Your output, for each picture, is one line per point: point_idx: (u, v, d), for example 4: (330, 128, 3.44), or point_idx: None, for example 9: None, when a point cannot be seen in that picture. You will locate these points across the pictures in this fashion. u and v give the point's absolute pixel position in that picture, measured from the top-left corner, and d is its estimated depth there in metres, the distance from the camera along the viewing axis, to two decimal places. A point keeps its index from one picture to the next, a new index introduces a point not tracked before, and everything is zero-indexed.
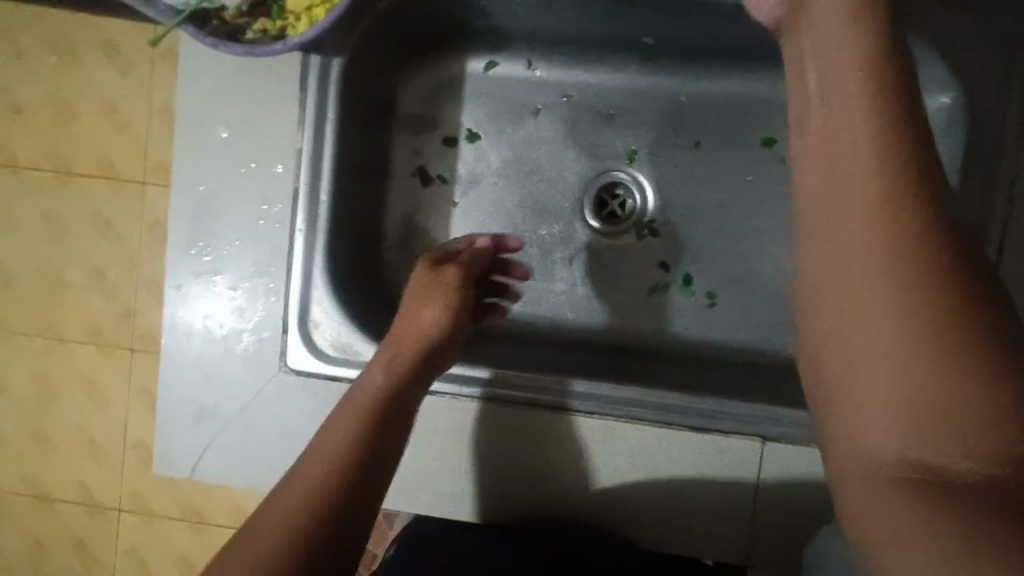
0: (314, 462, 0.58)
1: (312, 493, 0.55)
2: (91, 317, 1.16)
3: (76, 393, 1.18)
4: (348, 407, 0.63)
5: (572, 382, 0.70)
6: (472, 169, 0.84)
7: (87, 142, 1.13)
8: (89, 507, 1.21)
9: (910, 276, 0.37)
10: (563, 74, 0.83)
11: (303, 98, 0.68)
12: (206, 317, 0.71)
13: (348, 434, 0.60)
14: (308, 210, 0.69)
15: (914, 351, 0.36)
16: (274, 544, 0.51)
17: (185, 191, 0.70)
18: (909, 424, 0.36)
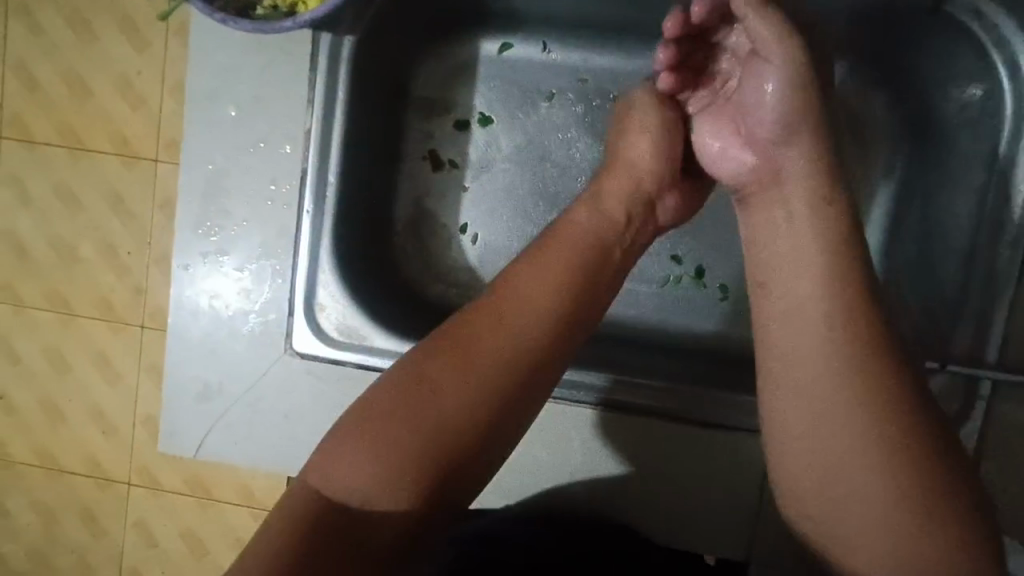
0: (464, 380, 0.54)
1: (454, 420, 0.53)
2: (103, 292, 1.16)
3: (87, 367, 1.18)
4: (496, 342, 0.56)
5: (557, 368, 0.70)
6: (483, 154, 0.82)
7: (101, 117, 1.12)
8: (98, 479, 1.23)
9: (862, 416, 0.48)
10: (578, 58, 0.81)
11: (313, 77, 0.67)
12: (212, 298, 0.71)
13: (482, 371, 0.55)
14: (316, 192, 0.68)
15: (873, 511, 0.47)
16: (411, 462, 0.52)
17: (194, 170, 0.69)
18: (861, 511, 0.48)
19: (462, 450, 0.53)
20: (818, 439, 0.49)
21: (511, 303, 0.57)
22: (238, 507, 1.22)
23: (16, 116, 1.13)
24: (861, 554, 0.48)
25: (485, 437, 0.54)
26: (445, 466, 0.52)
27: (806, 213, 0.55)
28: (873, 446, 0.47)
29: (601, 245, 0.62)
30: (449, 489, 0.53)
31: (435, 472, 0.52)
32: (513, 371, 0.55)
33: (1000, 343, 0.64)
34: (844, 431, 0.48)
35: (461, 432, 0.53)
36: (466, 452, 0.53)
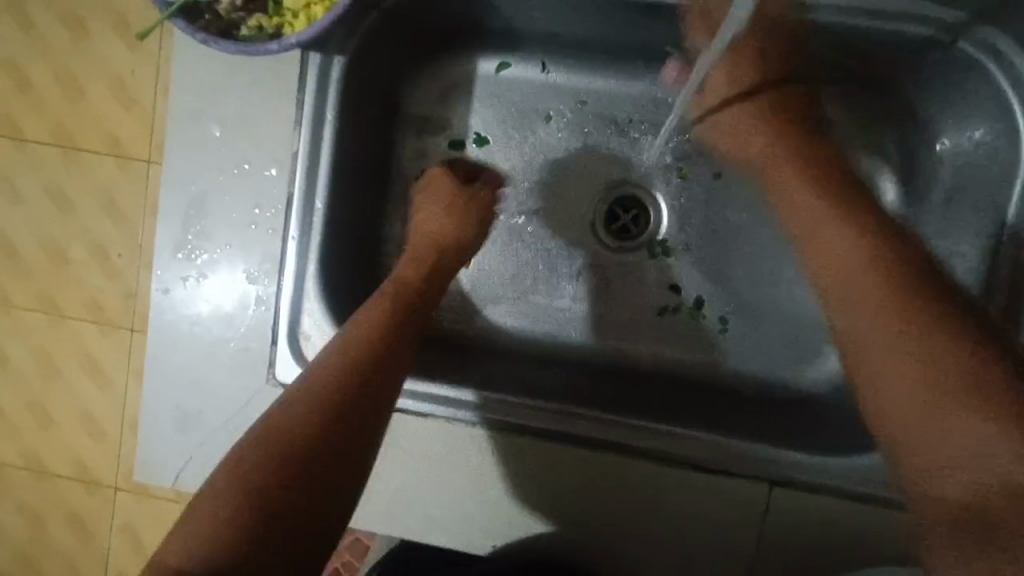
0: (308, 380, 0.59)
1: (304, 409, 0.57)
2: (91, 294, 1.14)
3: (75, 369, 1.16)
4: (320, 379, 0.59)
5: (542, 404, 0.68)
6: (479, 175, 0.80)
7: (93, 117, 1.10)
8: (85, 482, 1.20)
9: (901, 307, 0.52)
10: (579, 79, 0.78)
11: (301, 98, 0.64)
12: (193, 322, 0.68)
13: (313, 406, 0.57)
14: (302, 216, 0.66)
15: (946, 399, 0.48)
16: (269, 451, 0.55)
17: (176, 191, 0.67)
18: (936, 403, 0.48)
19: (318, 435, 0.56)
20: (869, 330, 0.53)
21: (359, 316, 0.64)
22: None
23: (5, 114, 1.10)
24: (932, 454, 0.48)
25: (336, 426, 0.57)
26: (297, 448, 0.55)
27: (809, 184, 0.62)
28: (909, 322, 0.51)
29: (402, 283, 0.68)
30: (316, 477, 0.55)
31: (287, 458, 0.54)
32: (354, 365, 0.60)
33: None
34: (886, 325, 0.52)
35: (296, 451, 0.55)
36: (317, 438, 0.56)
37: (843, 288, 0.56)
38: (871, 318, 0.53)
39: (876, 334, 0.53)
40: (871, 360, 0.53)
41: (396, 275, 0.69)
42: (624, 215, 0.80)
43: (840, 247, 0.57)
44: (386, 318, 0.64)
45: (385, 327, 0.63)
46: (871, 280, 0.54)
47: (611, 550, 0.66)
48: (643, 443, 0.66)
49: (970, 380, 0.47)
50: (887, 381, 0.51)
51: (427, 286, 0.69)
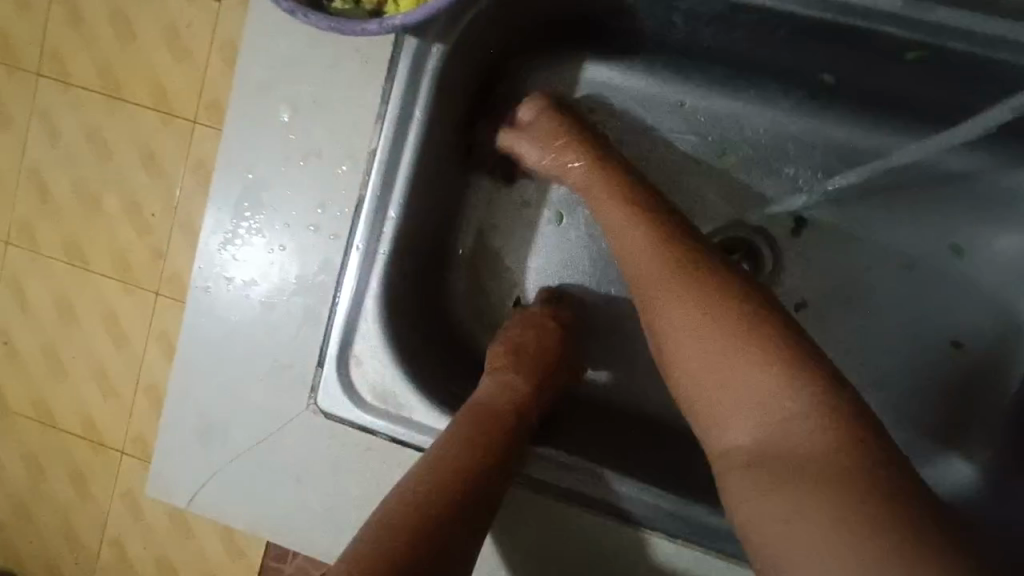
0: (429, 460, 0.50)
1: (433, 490, 0.48)
2: (120, 249, 1.06)
3: (96, 326, 1.09)
4: (461, 426, 0.53)
5: (623, 485, 0.57)
6: (568, 194, 0.70)
7: (144, 66, 1.01)
8: (92, 441, 1.12)
9: (711, 320, 0.46)
10: (699, 98, 0.67)
11: (388, 89, 0.55)
12: (233, 327, 0.59)
13: (459, 456, 0.50)
14: (372, 225, 0.56)
15: (763, 404, 0.42)
16: (395, 527, 0.45)
17: (230, 177, 0.58)
18: (765, 404, 0.42)
19: (452, 520, 0.47)
20: (694, 341, 0.46)
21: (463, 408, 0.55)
22: None
23: (55, 54, 1.03)
24: (755, 451, 0.42)
25: (465, 515, 0.48)
26: (434, 531, 0.46)
27: (628, 204, 0.55)
28: (766, 364, 0.43)
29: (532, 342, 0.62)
30: (446, 565, 0.45)
31: (423, 540, 0.45)
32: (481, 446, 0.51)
33: None
34: (690, 327, 0.46)
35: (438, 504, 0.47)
36: (458, 488, 0.49)
37: (676, 338, 0.47)
38: (695, 340, 0.46)
39: (687, 340, 0.46)
40: (724, 377, 0.44)
41: (499, 376, 0.58)
42: None
43: (638, 247, 0.52)
44: (500, 424, 0.54)
45: (499, 434, 0.53)
46: (701, 306, 0.46)
47: None
48: (737, 547, 0.54)
49: (778, 387, 0.42)
50: (729, 393, 0.43)
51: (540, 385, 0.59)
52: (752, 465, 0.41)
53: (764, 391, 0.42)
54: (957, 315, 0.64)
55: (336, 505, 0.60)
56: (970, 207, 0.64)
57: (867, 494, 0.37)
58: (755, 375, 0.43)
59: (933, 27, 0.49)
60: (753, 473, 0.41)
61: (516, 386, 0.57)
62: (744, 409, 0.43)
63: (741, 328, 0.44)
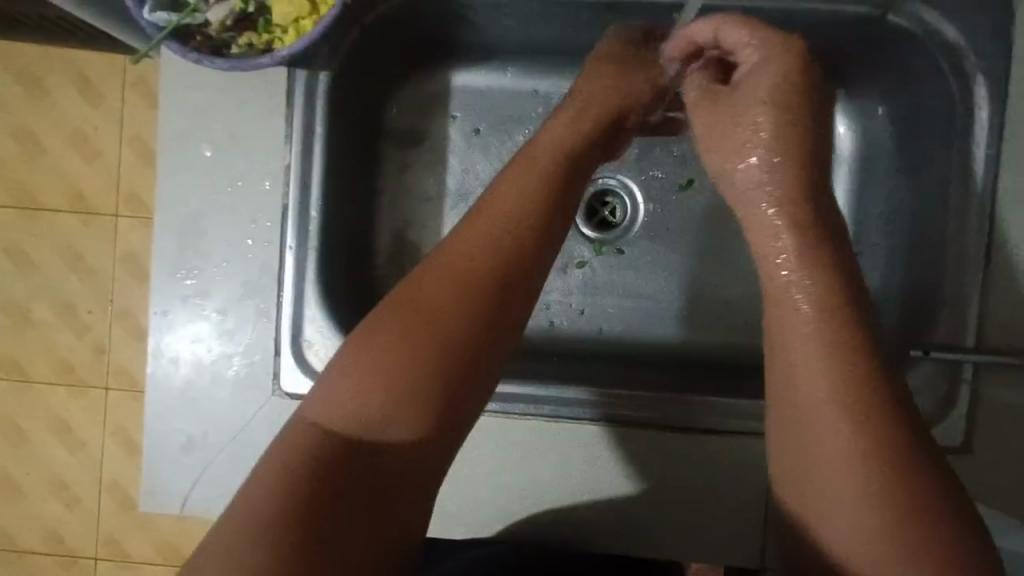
0: (453, 266, 0.54)
1: (451, 322, 0.52)
2: (60, 356, 1.15)
3: (45, 435, 1.17)
4: (490, 229, 0.56)
5: (620, 393, 0.70)
6: (461, 181, 0.83)
7: (55, 174, 1.13)
8: (61, 556, 1.20)
9: (833, 382, 0.49)
10: (549, 81, 0.82)
11: (290, 113, 0.67)
12: (193, 342, 0.68)
13: (503, 226, 0.56)
14: (299, 225, 0.68)
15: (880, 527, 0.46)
16: (464, 270, 0.54)
17: (170, 211, 0.68)
18: (886, 516, 0.46)
19: (479, 349, 0.53)
20: (832, 438, 0.49)
21: (485, 208, 0.58)
22: None
23: None
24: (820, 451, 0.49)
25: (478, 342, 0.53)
26: (443, 361, 0.51)
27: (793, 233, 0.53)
28: (855, 416, 0.48)
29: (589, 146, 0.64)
30: (479, 355, 0.53)
31: (467, 347, 0.52)
32: (496, 263, 0.55)
33: (978, 327, 0.63)
34: (832, 407, 0.49)
35: (473, 273, 0.54)
36: (478, 314, 0.53)
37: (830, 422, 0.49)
38: (837, 451, 0.48)
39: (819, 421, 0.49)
40: (846, 482, 0.48)
41: (564, 123, 0.64)
42: (602, 208, 0.84)
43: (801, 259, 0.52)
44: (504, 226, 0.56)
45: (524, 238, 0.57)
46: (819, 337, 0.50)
47: (628, 522, 0.68)
48: (653, 415, 0.68)
49: (883, 477, 0.47)
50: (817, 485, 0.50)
51: (587, 143, 0.63)
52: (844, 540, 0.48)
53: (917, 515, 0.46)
54: None
55: None
56: None
57: (904, 511, 0.46)
58: (896, 494, 0.46)
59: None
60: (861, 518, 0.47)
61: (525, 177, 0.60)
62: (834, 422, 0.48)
63: (829, 328, 0.50)
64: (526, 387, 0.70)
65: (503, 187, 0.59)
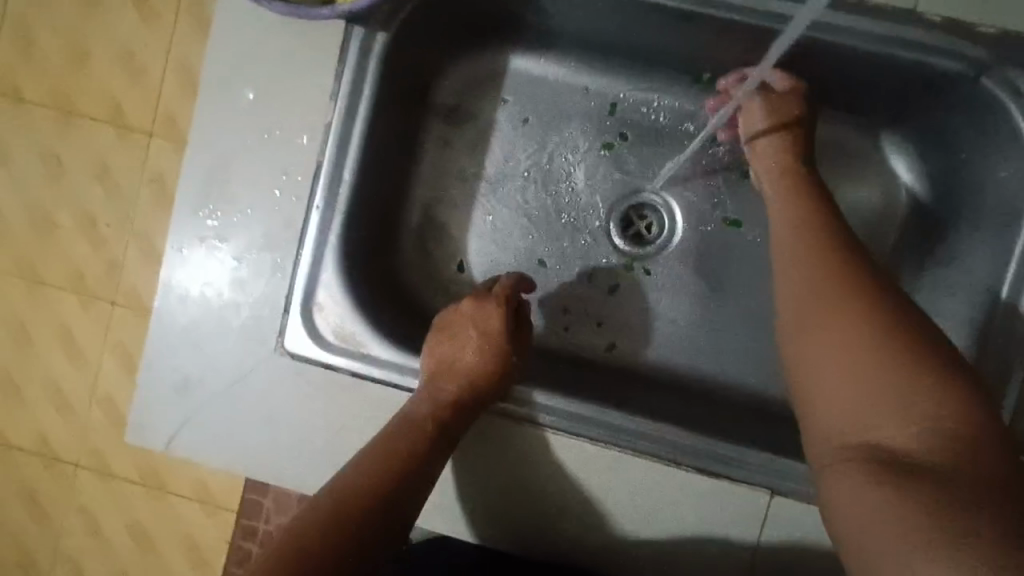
0: (396, 420, 0.62)
1: (381, 462, 0.59)
2: (76, 265, 1.15)
3: (49, 338, 1.17)
4: (430, 385, 0.64)
5: (622, 417, 0.66)
6: (500, 167, 0.81)
7: (97, 85, 1.12)
8: (45, 458, 1.20)
9: (838, 304, 0.55)
10: (608, 82, 0.80)
11: (339, 71, 0.65)
12: (204, 284, 0.67)
13: (436, 375, 0.65)
14: (330, 186, 0.66)
15: (907, 401, 0.49)
16: (405, 425, 0.61)
17: (202, 149, 0.66)
18: (910, 416, 0.49)
19: (406, 481, 0.59)
20: (843, 343, 0.53)
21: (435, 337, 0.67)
22: (192, 502, 1.18)
23: (11, 77, 1.13)
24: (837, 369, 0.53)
25: (403, 481, 0.59)
26: (368, 504, 0.58)
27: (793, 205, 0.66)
28: (868, 324, 0.53)
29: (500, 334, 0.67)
30: (401, 492, 0.59)
31: (389, 490, 0.59)
32: (425, 429, 0.61)
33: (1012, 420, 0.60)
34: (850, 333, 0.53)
35: (406, 434, 0.61)
36: (407, 459, 0.60)
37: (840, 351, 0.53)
38: (853, 363, 0.52)
39: (835, 349, 0.54)
40: (873, 376, 0.51)
41: (473, 308, 0.68)
42: (639, 221, 0.81)
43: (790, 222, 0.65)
44: (445, 371, 0.65)
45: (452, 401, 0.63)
46: (832, 274, 0.58)
47: (613, 550, 0.65)
48: (651, 445, 0.65)
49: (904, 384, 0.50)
50: (845, 406, 0.52)
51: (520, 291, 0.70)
52: (891, 462, 0.48)
53: (937, 413, 0.48)
54: None
55: (304, 436, 0.67)
56: (832, 167, 0.78)
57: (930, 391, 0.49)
58: (917, 389, 0.49)
59: (775, 16, 0.64)
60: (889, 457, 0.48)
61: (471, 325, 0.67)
62: (843, 343, 0.53)
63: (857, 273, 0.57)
64: (525, 390, 0.67)
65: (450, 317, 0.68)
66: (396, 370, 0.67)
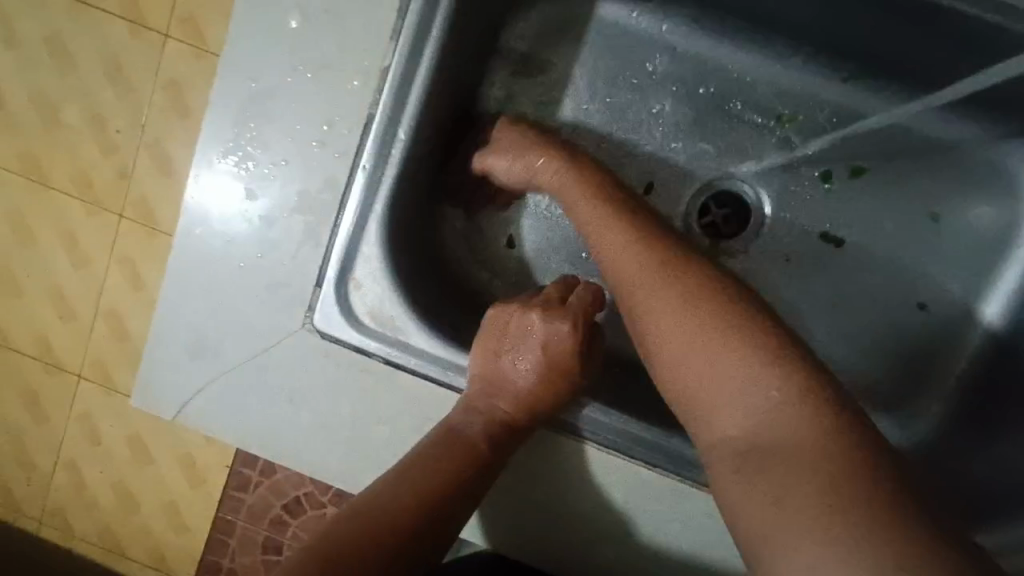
0: (436, 440, 0.55)
1: (413, 487, 0.53)
2: (82, 170, 1.05)
3: (51, 242, 1.08)
4: (482, 398, 0.57)
5: (684, 442, 0.58)
6: (570, 134, 0.70)
7: None
8: (47, 363, 1.13)
9: (647, 270, 0.52)
10: (709, 48, 0.69)
11: (406, 5, 0.54)
12: (227, 240, 0.58)
13: (486, 391, 0.57)
14: (379, 145, 0.55)
15: (732, 384, 0.45)
16: (443, 449, 0.55)
17: (234, 81, 0.56)
18: (750, 405, 0.44)
19: (438, 513, 0.54)
20: (674, 325, 0.48)
21: (488, 335, 0.59)
22: None
23: None
24: (681, 371, 0.47)
25: (436, 512, 0.54)
26: (392, 536, 0.52)
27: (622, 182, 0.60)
28: (683, 295, 0.49)
29: (569, 361, 0.58)
30: (432, 522, 0.54)
31: (422, 525, 0.53)
32: (470, 458, 0.55)
33: None
34: (671, 306, 0.49)
35: (441, 460, 0.54)
36: (443, 487, 0.54)
37: (670, 336, 0.48)
38: (680, 346, 0.48)
39: (668, 334, 0.49)
40: (711, 365, 0.46)
41: (544, 319, 0.58)
42: (719, 213, 0.70)
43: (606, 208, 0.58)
44: (495, 387, 0.57)
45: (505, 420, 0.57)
46: (637, 240, 0.54)
47: None
48: None
49: (712, 359, 0.46)
50: (704, 413, 0.46)
51: (594, 309, 0.60)
52: (749, 459, 0.42)
53: (780, 413, 0.42)
54: (925, 280, 0.68)
55: (330, 423, 0.60)
56: (952, 173, 0.67)
57: (742, 357, 0.45)
58: (764, 388, 0.43)
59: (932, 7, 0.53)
60: (737, 461, 0.43)
61: (533, 335, 0.59)
62: (663, 311, 0.49)
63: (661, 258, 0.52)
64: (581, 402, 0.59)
65: (510, 319, 0.59)
66: (436, 364, 0.59)
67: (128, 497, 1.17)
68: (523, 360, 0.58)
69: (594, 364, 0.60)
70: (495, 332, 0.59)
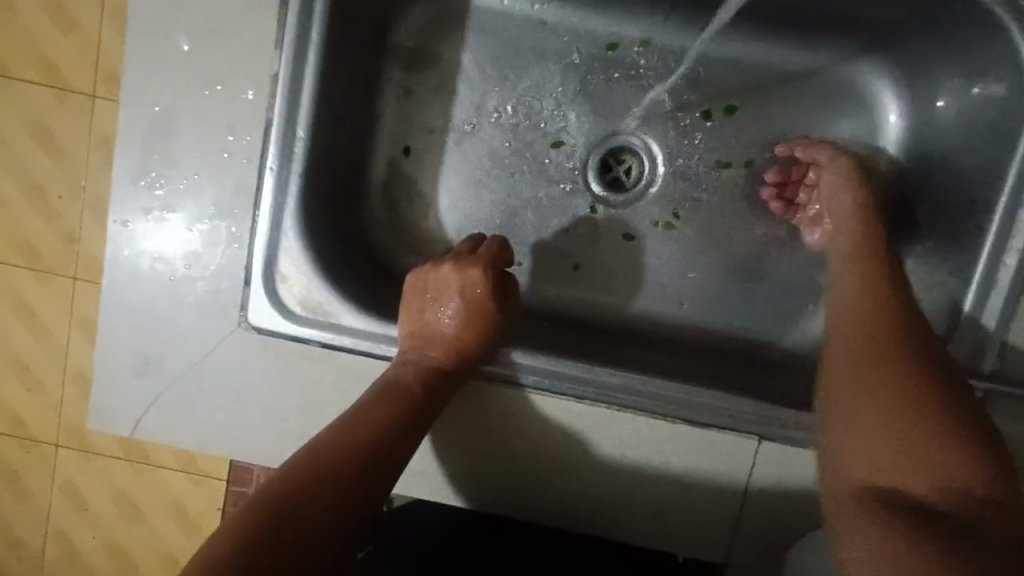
0: (370, 394, 0.59)
1: (350, 436, 0.56)
2: (25, 238, 1.07)
3: (6, 315, 1.10)
4: (411, 351, 0.61)
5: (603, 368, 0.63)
6: (469, 114, 0.75)
7: (25, 40, 1.02)
8: (23, 439, 1.14)
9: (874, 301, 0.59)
10: (580, 18, 0.75)
11: (283, 16, 0.59)
12: (155, 258, 0.62)
13: (414, 343, 0.62)
14: (282, 145, 0.60)
15: (895, 415, 0.52)
16: (375, 398, 0.59)
17: (136, 109, 0.60)
18: (907, 442, 0.51)
19: (377, 458, 0.57)
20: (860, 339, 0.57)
21: (412, 292, 0.64)
22: (178, 473, 1.14)
23: None
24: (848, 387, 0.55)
25: (375, 456, 0.56)
26: (333, 480, 0.54)
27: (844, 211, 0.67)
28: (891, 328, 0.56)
29: (483, 305, 0.63)
30: (371, 466, 0.56)
31: (361, 468, 0.56)
32: (402, 403, 0.58)
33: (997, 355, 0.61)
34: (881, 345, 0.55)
35: (376, 407, 0.58)
36: (378, 433, 0.57)
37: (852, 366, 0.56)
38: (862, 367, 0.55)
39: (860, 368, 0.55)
40: (870, 387, 0.54)
41: (456, 270, 0.64)
42: (617, 166, 0.77)
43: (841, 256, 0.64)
44: (423, 335, 0.62)
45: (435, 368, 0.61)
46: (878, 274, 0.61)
47: (597, 505, 0.64)
48: (635, 397, 0.63)
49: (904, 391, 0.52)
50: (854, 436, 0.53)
51: (500, 257, 0.65)
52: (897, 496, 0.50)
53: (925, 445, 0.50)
54: None
55: (278, 412, 0.64)
56: (816, 98, 0.74)
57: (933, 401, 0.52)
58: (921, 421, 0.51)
59: None
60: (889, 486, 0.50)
61: (450, 287, 0.64)
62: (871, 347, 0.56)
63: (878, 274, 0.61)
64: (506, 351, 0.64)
65: (428, 276, 0.64)
66: (370, 338, 0.63)
67: (123, 552, 1.18)
68: (445, 310, 0.63)
69: (508, 307, 0.65)
70: (420, 288, 0.64)
